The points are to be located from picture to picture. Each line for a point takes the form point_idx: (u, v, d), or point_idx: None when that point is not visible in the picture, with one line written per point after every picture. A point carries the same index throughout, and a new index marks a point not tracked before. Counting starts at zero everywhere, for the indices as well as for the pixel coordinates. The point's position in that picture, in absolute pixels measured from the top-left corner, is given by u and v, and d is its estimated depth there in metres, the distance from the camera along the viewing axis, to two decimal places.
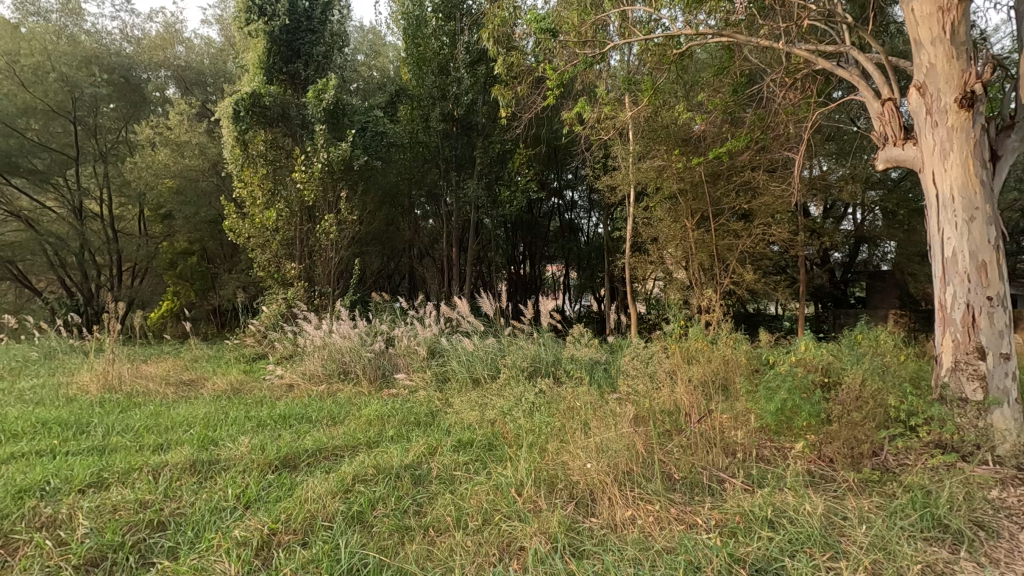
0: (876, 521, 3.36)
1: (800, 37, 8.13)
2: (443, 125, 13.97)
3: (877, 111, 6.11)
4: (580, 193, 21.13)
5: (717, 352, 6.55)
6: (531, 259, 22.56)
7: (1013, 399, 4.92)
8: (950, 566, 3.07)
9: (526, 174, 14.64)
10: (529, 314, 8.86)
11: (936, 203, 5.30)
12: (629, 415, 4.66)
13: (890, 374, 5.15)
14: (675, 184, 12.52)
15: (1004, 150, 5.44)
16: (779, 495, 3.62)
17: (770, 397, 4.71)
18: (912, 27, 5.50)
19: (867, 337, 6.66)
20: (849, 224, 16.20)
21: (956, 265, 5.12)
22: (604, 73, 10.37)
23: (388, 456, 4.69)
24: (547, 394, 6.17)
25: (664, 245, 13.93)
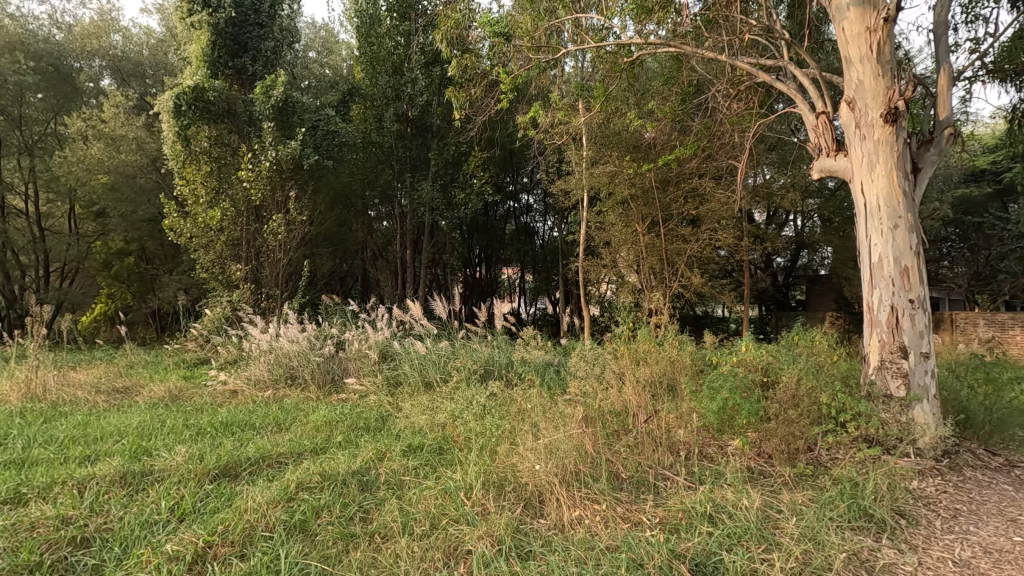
0: (808, 513, 3.53)
1: (743, 50, 8.48)
2: (397, 125, 13.82)
3: (812, 124, 6.46)
4: (535, 197, 21.31)
5: (663, 353, 6.77)
6: (486, 262, 22.58)
7: (933, 395, 5.25)
8: (874, 555, 3.27)
9: (482, 177, 14.61)
10: (483, 316, 8.84)
11: (864, 211, 5.63)
12: (577, 416, 4.72)
13: (823, 373, 5.43)
14: (627, 189, 12.85)
15: (924, 163, 5.85)
16: (719, 491, 3.75)
17: (713, 396, 4.88)
18: (843, 44, 5.85)
19: (803, 338, 6.99)
20: (790, 230, 17.02)
21: (882, 270, 5.45)
22: (558, 80, 10.50)
23: (335, 462, 4.58)
24: (498, 397, 6.19)
25: (616, 249, 14.22)
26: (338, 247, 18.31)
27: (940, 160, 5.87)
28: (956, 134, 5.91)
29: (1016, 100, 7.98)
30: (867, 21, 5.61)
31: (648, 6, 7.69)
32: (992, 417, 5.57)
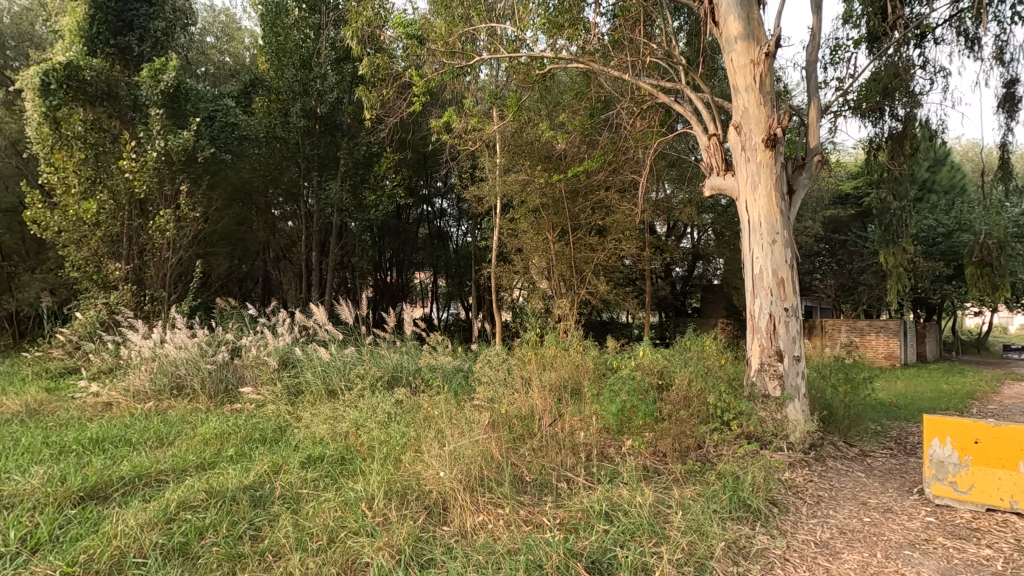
0: (693, 507, 3.79)
1: (645, 72, 9.00)
2: (304, 122, 13.23)
3: (705, 144, 6.98)
4: (449, 202, 21.22)
5: (568, 358, 7.00)
6: (398, 267, 22.22)
7: (803, 394, 5.85)
8: (749, 542, 3.58)
9: (394, 179, 14.29)
10: (392, 321, 8.56)
11: (748, 226, 6.17)
12: (483, 422, 4.72)
13: (710, 375, 5.88)
14: (538, 198, 13.20)
15: (797, 185, 6.52)
16: (616, 490, 3.93)
17: (613, 398, 5.12)
18: (731, 74, 6.39)
19: (695, 342, 7.51)
20: (687, 242, 18.22)
21: (762, 280, 6.00)
22: (472, 86, 10.57)
23: (224, 477, 4.27)
24: (404, 404, 6.06)
25: (528, 256, 14.51)
26: (237, 247, 17.09)
27: (810, 183, 6.57)
28: (823, 161, 6.65)
29: (872, 135, 9.13)
30: (751, 54, 6.18)
31: (559, 21, 8.22)
32: (850, 412, 6.31)
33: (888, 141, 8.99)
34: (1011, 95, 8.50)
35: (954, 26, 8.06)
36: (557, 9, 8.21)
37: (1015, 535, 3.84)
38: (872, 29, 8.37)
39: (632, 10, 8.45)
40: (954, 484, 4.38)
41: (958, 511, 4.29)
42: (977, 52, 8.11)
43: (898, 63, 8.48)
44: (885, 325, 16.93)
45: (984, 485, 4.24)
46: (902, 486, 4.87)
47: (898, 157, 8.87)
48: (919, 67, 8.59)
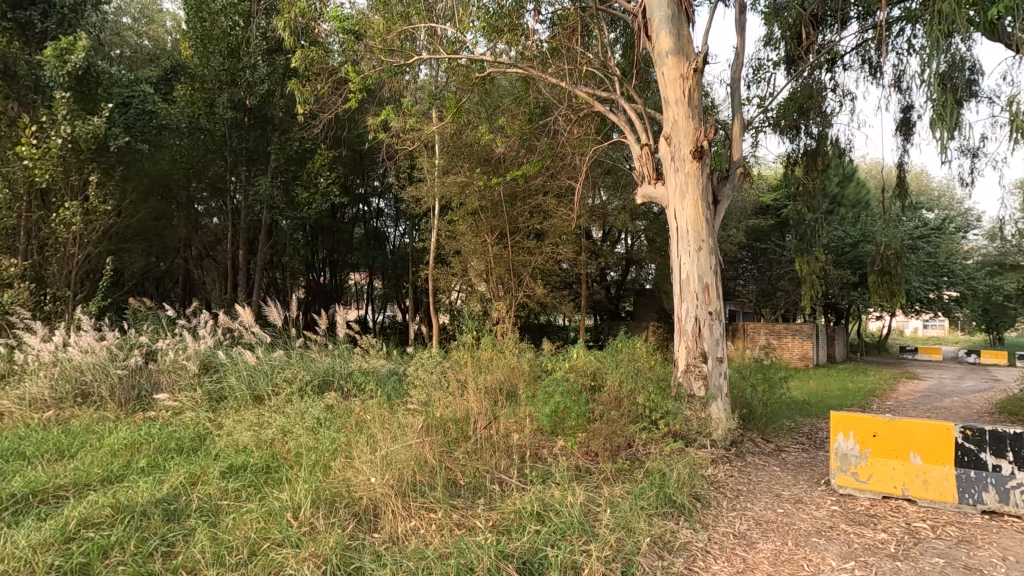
0: (622, 504, 3.91)
1: (582, 80, 9.22)
2: (232, 113, 12.58)
3: (637, 154, 7.24)
4: (387, 202, 20.81)
5: (504, 360, 7.04)
6: (332, 268, 21.60)
7: (725, 394, 6.16)
8: (673, 536, 3.74)
9: (328, 177, 13.83)
10: (324, 324, 8.22)
11: (677, 233, 6.44)
12: (417, 426, 4.64)
13: (640, 376, 6.09)
14: (477, 201, 13.22)
15: (722, 196, 6.88)
16: (548, 491, 3.98)
17: (547, 399, 5.20)
18: (662, 86, 6.65)
19: (627, 344, 7.75)
20: (622, 247, 18.77)
21: (689, 285, 6.28)
22: (411, 86, 10.43)
23: (135, 491, 3.97)
24: (335, 408, 5.88)
25: (466, 259, 14.48)
26: (154, 243, 15.97)
27: (733, 195, 6.95)
28: (745, 173, 7.05)
29: (789, 150, 9.79)
30: (681, 69, 6.47)
31: (499, 25, 8.25)
32: (767, 410, 6.72)
33: (803, 157, 9.65)
34: (907, 120, 9.36)
35: (861, 54, 8.79)
36: (497, 13, 8.25)
37: (906, 519, 4.21)
38: (789, 52, 8.98)
39: (570, 19, 8.63)
40: (855, 474, 4.75)
41: (859, 499, 4.65)
42: (879, 79, 8.88)
43: (812, 85, 9.14)
44: (800, 328, 18.14)
45: (881, 475, 4.64)
46: (811, 478, 5.24)
47: (812, 173, 9.56)
48: (830, 89, 9.29)
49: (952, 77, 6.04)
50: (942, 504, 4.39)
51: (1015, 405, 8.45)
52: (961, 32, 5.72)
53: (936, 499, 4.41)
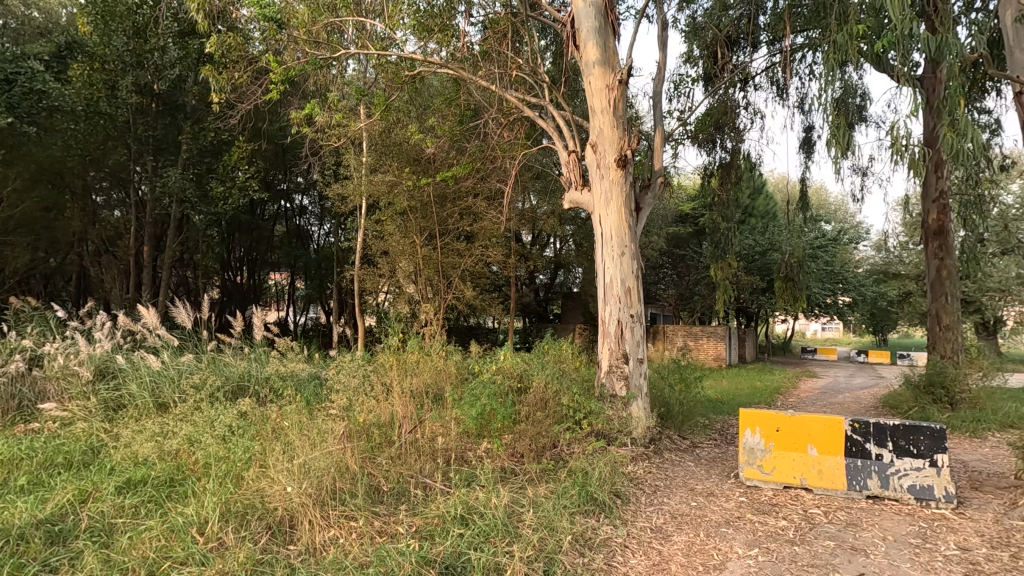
0: (545, 504, 3.96)
1: (512, 85, 9.30)
2: (137, 98, 11.61)
3: (565, 160, 7.40)
4: (311, 200, 20.14)
5: (430, 364, 6.96)
6: (249, 267, 20.52)
7: (645, 394, 6.41)
8: (594, 533, 3.84)
9: (247, 171, 13.09)
10: (239, 326, 7.69)
11: (601, 238, 6.65)
12: (338, 431, 4.48)
13: (565, 377, 6.22)
14: (406, 201, 13.00)
15: (644, 204, 7.17)
16: (473, 493, 3.97)
17: (473, 402, 5.19)
18: (589, 95, 6.84)
19: (553, 346, 7.89)
20: (551, 251, 19.08)
21: (612, 289, 6.50)
22: (337, 80, 10.09)
23: (10, 512, 3.56)
24: (250, 415, 5.57)
25: (394, 260, 14.21)
26: (41, 236, 14.42)
27: (654, 203, 7.27)
28: (665, 183, 7.39)
29: (706, 163, 10.37)
30: (606, 80, 6.68)
31: (429, 25, 8.19)
32: (682, 409, 7.07)
33: (718, 169, 10.26)
34: (809, 139, 10.19)
35: (769, 75, 9.47)
36: (428, 12, 8.17)
37: (804, 506, 4.57)
38: (707, 70, 9.52)
39: (501, 23, 8.79)
40: (760, 467, 5.09)
41: (764, 490, 4.98)
42: (785, 100, 9.61)
43: (727, 102, 9.73)
44: (714, 330, 19.23)
45: (783, 467, 4.99)
46: (722, 472, 5.55)
47: (726, 185, 10.17)
48: (742, 107, 9.95)
49: (845, 102, 6.62)
50: (834, 492, 4.77)
51: (895, 399, 9.40)
52: (852, 62, 6.30)
53: (830, 487, 4.80)
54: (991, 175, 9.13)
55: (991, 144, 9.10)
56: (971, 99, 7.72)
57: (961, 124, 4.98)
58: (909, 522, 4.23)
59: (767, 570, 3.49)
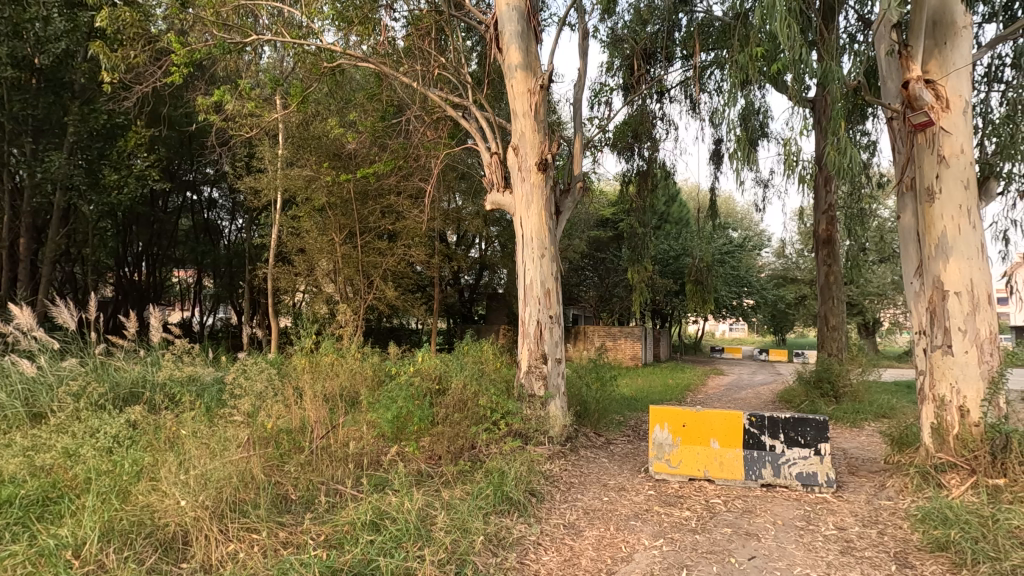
0: (459, 506, 3.95)
1: (435, 84, 9.21)
2: (13, 72, 10.36)
3: (487, 161, 7.43)
4: (221, 192, 19.06)
5: (347, 368, 6.76)
6: (149, 263, 18.95)
7: (562, 393, 6.56)
8: (507, 532, 3.88)
9: (146, 159, 12.07)
10: (134, 326, 7.02)
11: (522, 240, 6.73)
12: (242, 439, 4.24)
13: (484, 377, 6.23)
14: (324, 197, 12.55)
15: (563, 208, 7.35)
16: (386, 498, 3.89)
17: (389, 404, 5.08)
18: (511, 98, 6.91)
19: (474, 347, 7.89)
20: (476, 252, 19.07)
21: (532, 291, 6.60)
22: (251, 67, 9.56)
23: None
24: (143, 423, 5.13)
25: (311, 258, 13.67)
26: None
27: (574, 207, 7.46)
28: (584, 187, 7.61)
29: (624, 169, 10.78)
30: (528, 84, 6.79)
31: (348, 16, 8.03)
32: (598, 407, 7.32)
33: (636, 176, 10.72)
34: (718, 151, 10.87)
35: (683, 89, 10.01)
36: (346, 2, 7.98)
37: (706, 497, 4.85)
38: (625, 81, 9.87)
39: (424, 20, 8.66)
40: (668, 461, 5.35)
41: (671, 483, 5.24)
42: (696, 113, 10.17)
43: (644, 113, 10.19)
44: (632, 331, 20.04)
45: (688, 460, 5.28)
46: (633, 467, 5.79)
47: (643, 192, 10.63)
48: (659, 118, 10.44)
49: (748, 118, 7.11)
50: (733, 482, 5.10)
51: (788, 394, 10.24)
52: (753, 82, 6.77)
53: (729, 478, 5.14)
54: (870, 191, 10.13)
55: (870, 163, 10.11)
56: (853, 122, 8.55)
57: (842, 144, 5.49)
58: (796, 507, 4.61)
59: (671, 559, 3.67)
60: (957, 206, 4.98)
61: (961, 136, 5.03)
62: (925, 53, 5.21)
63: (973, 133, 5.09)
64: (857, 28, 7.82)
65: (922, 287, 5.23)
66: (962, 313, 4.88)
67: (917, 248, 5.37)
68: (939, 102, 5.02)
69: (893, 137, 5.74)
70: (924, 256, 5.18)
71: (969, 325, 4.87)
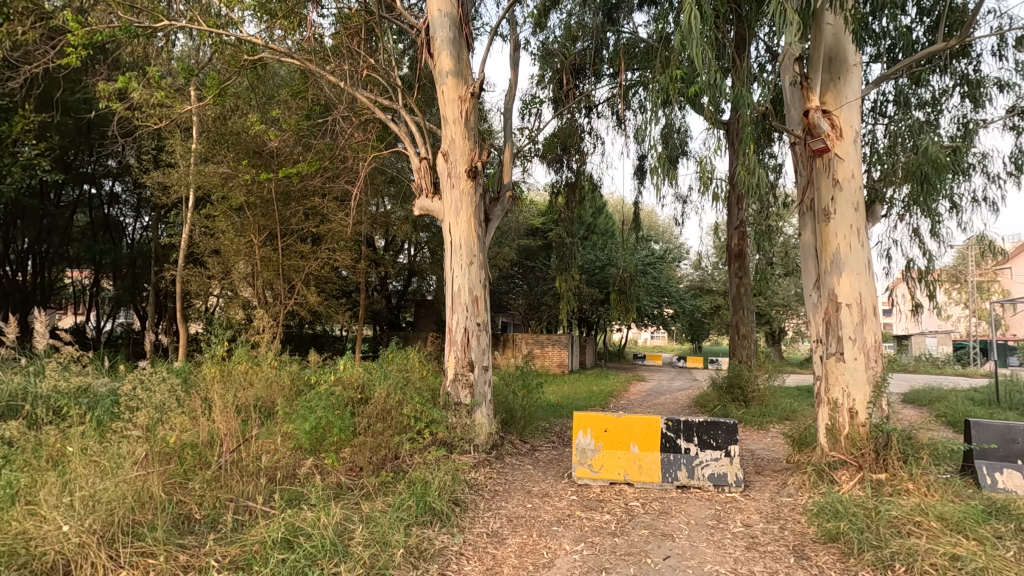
0: (380, 518, 3.83)
1: (365, 85, 9.00)
2: None
3: (416, 166, 7.34)
4: (124, 186, 17.60)
5: (261, 378, 6.43)
6: (37, 262, 17.14)
7: (488, 401, 6.54)
8: (429, 544, 3.81)
9: (35, 146, 10.94)
10: (13, 331, 6.29)
11: (450, 247, 6.70)
12: (139, 454, 3.89)
13: (409, 386, 6.11)
14: (242, 196, 11.91)
15: (492, 216, 7.38)
16: (301, 513, 3.70)
17: (307, 415, 4.85)
18: (442, 104, 6.87)
19: (400, 355, 7.72)
20: (404, 258, 18.73)
21: (459, 298, 6.56)
22: (162, 54, 8.93)
23: None
24: (23, 439, 4.61)
25: (226, 260, 12.90)
26: None
27: (503, 215, 7.51)
28: (513, 196, 7.68)
29: (554, 180, 11.03)
30: (459, 91, 6.78)
31: (271, 9, 7.66)
32: (523, 414, 7.38)
33: (565, 188, 11.00)
34: (642, 167, 11.36)
35: (610, 106, 10.39)
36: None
37: (625, 500, 4.99)
38: (555, 93, 10.12)
39: (353, 19, 8.42)
40: (590, 466, 5.47)
41: (593, 488, 5.36)
42: (622, 130, 10.57)
43: (573, 126, 10.47)
44: (559, 338, 20.39)
45: (609, 464, 5.43)
46: (557, 472, 5.87)
47: (571, 203, 10.92)
48: (587, 132, 10.77)
49: (669, 137, 7.48)
50: (651, 484, 5.29)
51: (703, 399, 10.82)
52: (674, 102, 7.12)
53: (647, 481, 5.30)
54: (776, 210, 10.95)
55: (777, 184, 10.92)
56: (761, 145, 9.22)
57: (751, 165, 5.89)
58: (708, 506, 4.86)
59: (591, 563, 3.75)
60: (849, 226, 5.47)
61: (852, 162, 5.54)
62: (823, 85, 5.70)
63: (862, 160, 5.62)
64: (766, 59, 8.45)
65: (820, 299, 5.70)
66: (853, 323, 5.36)
67: (814, 264, 5.85)
68: (834, 131, 5.51)
69: (795, 161, 6.24)
70: (821, 271, 5.65)
71: (858, 334, 5.36)
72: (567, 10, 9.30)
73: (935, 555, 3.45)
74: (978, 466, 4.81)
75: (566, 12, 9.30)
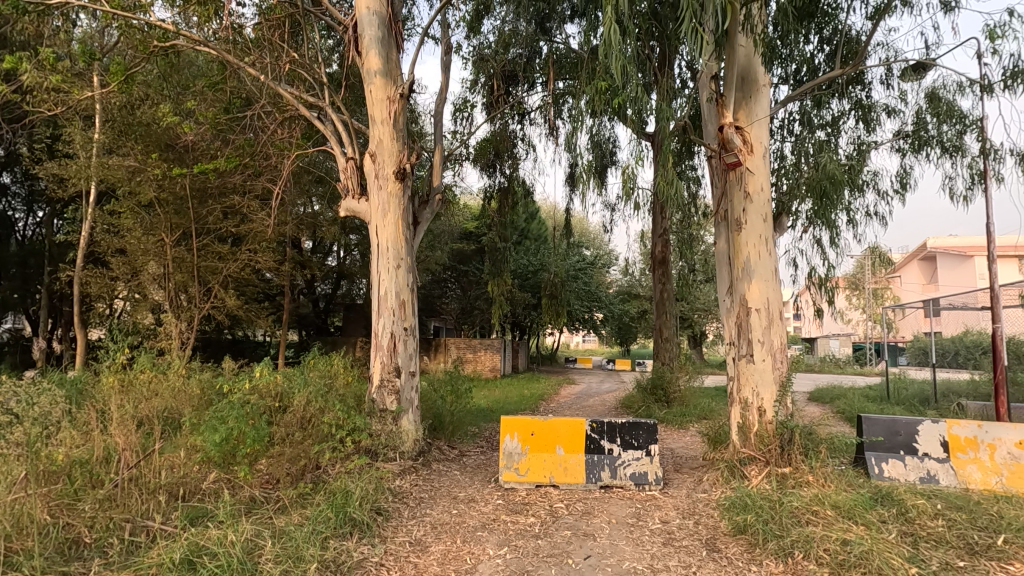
0: (294, 532, 3.66)
1: (288, 80, 8.65)
2: None
3: (342, 166, 7.13)
4: (14, 177, 15.99)
5: (170, 388, 6.01)
6: None
7: (415, 406, 6.43)
8: (348, 555, 3.68)
9: None
10: None
11: (376, 249, 6.55)
12: (20, 474, 3.54)
13: (332, 393, 5.90)
14: (152, 192, 11.09)
15: (421, 219, 7.28)
16: (207, 531, 3.47)
17: (217, 425, 4.56)
18: (369, 104, 6.72)
19: (323, 360, 7.45)
20: (332, 260, 18.11)
21: (386, 302, 6.42)
22: (60, 34, 8.19)
23: None
24: None
25: (133, 259, 11.97)
26: None
27: (432, 218, 7.42)
28: (443, 199, 7.61)
29: (486, 185, 11.07)
30: (388, 91, 6.65)
31: None
32: (452, 419, 7.31)
33: (497, 193, 11.07)
34: (572, 174, 11.62)
35: (542, 114, 10.56)
36: None
37: (550, 502, 5.06)
38: (487, 98, 10.16)
39: (276, 12, 8.08)
40: (517, 469, 5.50)
41: (519, 491, 5.37)
42: (553, 138, 10.76)
43: (505, 132, 10.55)
44: (491, 343, 20.41)
45: (535, 466, 5.48)
46: (484, 477, 5.85)
47: (503, 208, 11.02)
48: (519, 138, 10.88)
49: (597, 146, 7.70)
50: (576, 486, 5.36)
51: (628, 400, 11.18)
52: (601, 113, 7.33)
53: (572, 482, 5.38)
54: (697, 220, 11.53)
55: (697, 196, 11.51)
56: (681, 158, 9.69)
57: (670, 176, 6.17)
58: (628, 505, 5.01)
59: (513, 566, 3.77)
60: (758, 236, 5.84)
61: (761, 176, 5.92)
62: (737, 103, 6.05)
63: (771, 174, 6.02)
64: (687, 77, 8.89)
65: (732, 303, 6.04)
66: (761, 326, 5.72)
67: (728, 271, 6.19)
68: (746, 146, 5.85)
69: (711, 173, 6.59)
70: (734, 277, 6.00)
71: (765, 337, 5.73)
72: (500, 17, 9.34)
73: (828, 541, 3.73)
74: (868, 457, 5.25)
75: (499, 19, 9.34)
